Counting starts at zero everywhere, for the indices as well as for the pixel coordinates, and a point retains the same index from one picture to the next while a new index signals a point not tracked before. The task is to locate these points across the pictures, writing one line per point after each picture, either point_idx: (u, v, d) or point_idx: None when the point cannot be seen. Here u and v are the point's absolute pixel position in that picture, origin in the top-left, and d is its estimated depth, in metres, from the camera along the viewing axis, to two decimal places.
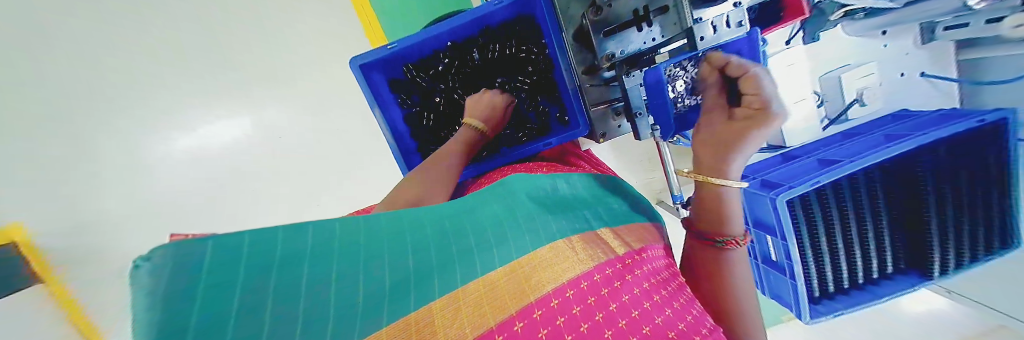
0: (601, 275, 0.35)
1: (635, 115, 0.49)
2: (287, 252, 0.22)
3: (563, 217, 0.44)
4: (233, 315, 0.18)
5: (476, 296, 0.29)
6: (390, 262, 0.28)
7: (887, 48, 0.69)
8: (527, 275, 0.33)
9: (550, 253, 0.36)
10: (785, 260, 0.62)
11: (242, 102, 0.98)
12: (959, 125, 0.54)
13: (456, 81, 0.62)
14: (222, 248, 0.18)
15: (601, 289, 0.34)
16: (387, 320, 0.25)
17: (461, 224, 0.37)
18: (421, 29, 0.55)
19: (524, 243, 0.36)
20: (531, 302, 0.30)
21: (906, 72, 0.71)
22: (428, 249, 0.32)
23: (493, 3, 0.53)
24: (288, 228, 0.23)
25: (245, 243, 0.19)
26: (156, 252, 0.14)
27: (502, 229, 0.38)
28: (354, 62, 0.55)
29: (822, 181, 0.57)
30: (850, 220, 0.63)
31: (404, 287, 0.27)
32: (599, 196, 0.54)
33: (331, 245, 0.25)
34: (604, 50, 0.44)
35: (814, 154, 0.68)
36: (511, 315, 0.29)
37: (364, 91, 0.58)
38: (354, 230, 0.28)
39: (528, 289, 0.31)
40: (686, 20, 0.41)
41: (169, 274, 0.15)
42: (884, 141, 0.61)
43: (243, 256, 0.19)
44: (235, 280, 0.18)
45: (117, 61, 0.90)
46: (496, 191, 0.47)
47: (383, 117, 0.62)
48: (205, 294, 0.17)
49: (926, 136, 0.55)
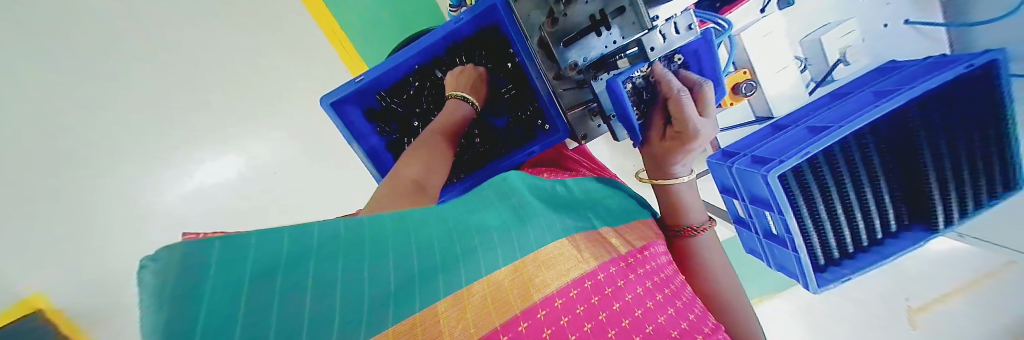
0: (605, 273, 0.34)
1: (609, 118, 0.49)
2: (293, 253, 0.22)
3: (568, 216, 0.44)
4: (241, 314, 0.19)
5: (485, 297, 0.28)
6: (396, 262, 0.28)
7: (865, 2, 0.67)
8: (530, 275, 0.31)
9: (554, 252, 0.35)
10: (785, 235, 0.62)
11: (225, 143, 0.97)
12: (949, 73, 0.53)
13: (430, 102, 0.61)
14: (231, 247, 0.19)
15: (604, 288, 0.33)
16: (393, 319, 0.24)
17: (466, 222, 0.36)
18: (387, 57, 0.55)
19: (528, 243, 0.34)
20: (536, 302, 0.29)
21: (889, 23, 0.69)
22: (432, 246, 0.31)
23: (453, 21, 0.52)
24: (292, 230, 0.23)
25: (252, 241, 0.20)
26: (164, 253, 0.17)
27: (506, 230, 0.36)
28: (324, 101, 0.54)
29: (813, 151, 0.55)
30: (848, 187, 0.61)
31: (409, 288, 0.27)
32: (594, 197, 0.52)
33: (337, 245, 0.25)
34: (567, 60, 0.42)
35: (803, 121, 0.67)
36: (516, 314, 0.27)
37: (338, 127, 0.58)
38: (360, 227, 0.28)
39: (531, 287, 0.30)
40: (644, 21, 0.37)
41: (174, 274, 0.17)
42: (873, 100, 0.60)
43: (250, 254, 0.20)
44: (242, 281, 0.19)
45: (104, 118, 0.88)
46: (499, 188, 0.45)
47: (363, 149, 0.61)
48: (210, 297, 0.18)
49: (914, 91, 0.53)
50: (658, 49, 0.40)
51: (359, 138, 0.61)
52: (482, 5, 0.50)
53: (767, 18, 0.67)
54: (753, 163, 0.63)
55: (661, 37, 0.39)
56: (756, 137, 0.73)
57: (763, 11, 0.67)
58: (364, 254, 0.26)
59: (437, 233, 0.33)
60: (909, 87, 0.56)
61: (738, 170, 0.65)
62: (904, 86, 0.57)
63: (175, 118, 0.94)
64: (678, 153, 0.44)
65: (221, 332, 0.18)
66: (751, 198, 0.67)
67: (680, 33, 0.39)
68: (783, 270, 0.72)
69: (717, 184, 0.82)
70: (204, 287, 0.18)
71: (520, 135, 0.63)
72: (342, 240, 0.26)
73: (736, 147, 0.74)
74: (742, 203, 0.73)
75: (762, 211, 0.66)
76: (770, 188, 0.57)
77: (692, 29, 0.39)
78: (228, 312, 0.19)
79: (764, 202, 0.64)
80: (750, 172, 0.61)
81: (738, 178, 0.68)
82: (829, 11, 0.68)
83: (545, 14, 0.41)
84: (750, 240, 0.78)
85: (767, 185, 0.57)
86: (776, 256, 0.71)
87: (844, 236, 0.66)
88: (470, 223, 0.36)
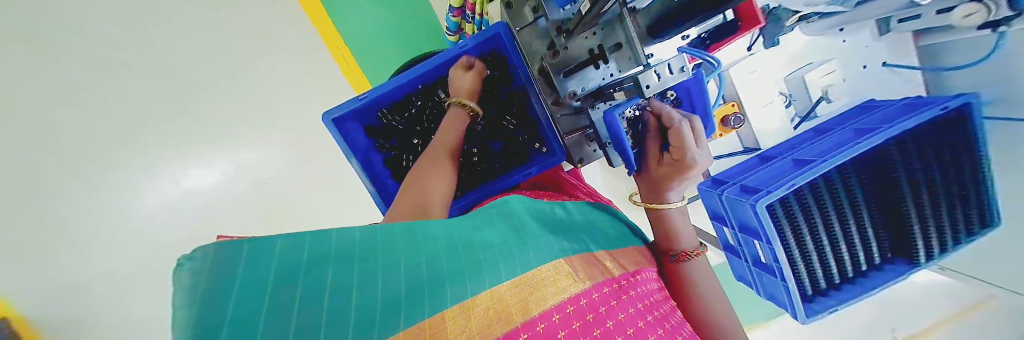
0: (599, 293, 0.34)
1: (604, 146, 0.50)
2: (312, 258, 0.24)
3: (564, 238, 0.45)
4: (263, 313, 0.20)
5: (489, 308, 0.28)
6: (406, 269, 0.29)
7: (846, 44, 0.70)
8: (530, 290, 0.32)
9: (552, 269, 0.35)
10: (774, 264, 0.63)
11: (215, 148, 0.94)
12: (924, 115, 0.56)
13: (431, 122, 0.62)
14: (257, 251, 0.22)
15: (598, 307, 0.33)
16: (405, 323, 0.24)
17: (470, 239, 0.37)
18: (391, 77, 0.56)
19: (528, 260, 0.35)
20: (536, 314, 0.29)
21: (867, 64, 0.73)
22: (440, 257, 0.31)
23: (458, 46, 0.54)
24: (311, 236, 0.25)
25: (276, 246, 0.23)
26: (198, 252, 0.19)
27: (508, 247, 0.37)
28: (326, 116, 0.55)
29: (798, 183, 0.57)
30: (832, 220, 0.63)
31: (419, 293, 0.27)
32: (592, 221, 0.54)
33: (352, 251, 0.27)
34: (566, 89, 0.43)
35: (788, 154, 0.70)
36: (519, 324, 0.28)
37: (338, 142, 0.58)
38: (372, 238, 0.29)
39: (529, 304, 0.30)
40: (639, 55, 0.38)
41: (204, 270, 0.18)
42: (853, 137, 0.63)
43: (274, 257, 0.22)
44: (265, 280, 0.21)
45: (84, 115, 0.83)
46: (498, 211, 0.46)
47: (361, 164, 0.61)
48: (239, 289, 0.19)
49: (892, 129, 0.57)
50: (652, 87, 0.40)
51: (357, 154, 0.61)
52: (487, 33, 0.52)
53: (752, 56, 0.70)
54: (742, 192, 0.65)
55: (655, 76, 0.39)
56: (745, 167, 0.75)
57: (749, 49, 0.69)
58: (377, 263, 0.28)
59: (444, 247, 0.34)
60: (888, 125, 0.59)
61: (727, 198, 0.67)
62: (883, 125, 0.61)
63: (173, 117, 0.93)
64: (673, 181, 0.46)
65: (243, 326, 0.19)
66: (741, 227, 0.68)
67: (674, 73, 0.39)
68: (773, 299, 0.73)
69: (707, 211, 0.84)
70: (234, 282, 0.19)
71: (517, 155, 0.64)
72: (356, 247, 0.28)
73: (723, 177, 0.76)
74: (731, 231, 0.75)
75: (752, 240, 0.67)
76: (758, 217, 0.59)
77: (686, 71, 0.39)
78: (251, 309, 0.20)
79: (753, 231, 0.65)
80: (738, 201, 0.63)
81: (728, 205, 0.69)
82: (814, 51, 0.72)
83: (547, 45, 0.43)
84: (738, 266, 0.79)
85: (755, 213, 0.59)
86: (766, 285, 0.72)
87: (830, 268, 0.67)
88: (475, 240, 0.37)
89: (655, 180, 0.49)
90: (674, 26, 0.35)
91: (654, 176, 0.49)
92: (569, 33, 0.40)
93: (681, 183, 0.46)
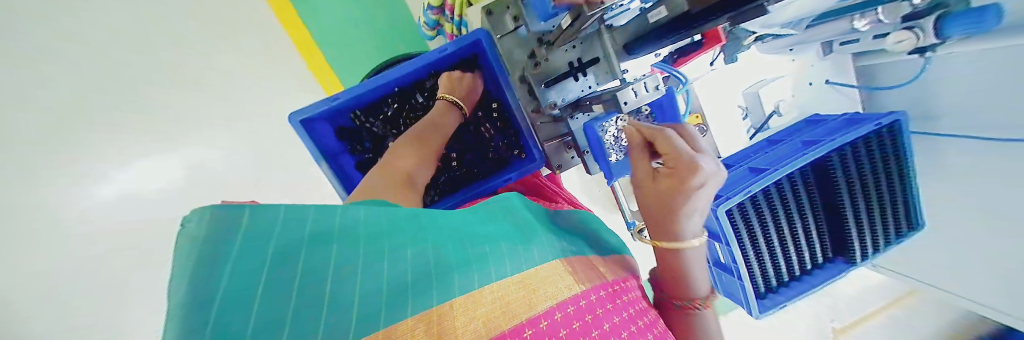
0: (596, 296, 0.32)
1: (583, 154, 0.51)
2: (315, 234, 0.24)
3: (561, 239, 0.45)
4: (264, 285, 0.20)
5: (495, 301, 0.26)
6: (412, 254, 0.28)
7: (795, 62, 0.77)
8: (534, 285, 0.30)
9: (550, 267, 0.34)
10: (732, 264, 0.68)
11: (158, 140, 0.80)
12: (862, 130, 0.63)
13: (407, 126, 0.61)
14: (261, 219, 0.22)
15: (596, 309, 0.30)
16: (412, 309, 0.23)
17: (474, 232, 0.36)
18: (364, 80, 0.53)
19: (531, 257, 0.34)
20: (539, 311, 0.27)
21: (813, 81, 0.80)
22: (445, 246, 0.31)
23: (436, 51, 0.53)
24: (317, 213, 0.25)
25: (279, 216, 0.23)
26: (198, 216, 0.19)
27: (511, 242, 0.36)
28: (293, 118, 0.51)
29: (754, 190, 0.62)
30: (781, 222, 0.69)
31: (426, 279, 0.26)
32: (579, 227, 0.53)
33: (356, 230, 0.27)
34: (547, 100, 0.45)
35: (745, 162, 0.75)
36: (523, 321, 0.25)
37: (308, 146, 0.55)
38: (377, 219, 0.29)
39: (534, 299, 0.28)
40: (616, 69, 0.39)
41: (206, 237, 0.19)
42: (802, 148, 0.69)
43: (275, 228, 0.22)
44: (265, 253, 0.21)
45: None
46: (497, 207, 0.46)
47: (332, 168, 0.59)
48: (238, 259, 0.20)
49: (833, 142, 0.63)
50: (630, 102, 0.40)
51: (328, 156, 0.59)
52: (467, 38, 0.52)
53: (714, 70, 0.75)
54: None
55: (632, 94, 0.40)
56: None
57: (711, 64, 0.75)
58: (382, 245, 0.27)
59: (449, 236, 0.33)
60: (831, 139, 0.65)
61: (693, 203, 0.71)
62: (826, 138, 0.67)
63: None
64: (677, 195, 0.33)
65: (240, 301, 0.19)
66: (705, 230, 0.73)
67: (649, 91, 0.40)
68: (730, 296, 0.78)
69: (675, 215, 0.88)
70: (233, 253, 0.20)
71: (495, 159, 0.64)
72: (360, 228, 0.27)
73: None
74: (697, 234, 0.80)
75: (714, 243, 0.72)
76: (718, 221, 0.63)
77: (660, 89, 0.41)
78: (250, 282, 0.20)
79: (714, 234, 0.70)
80: None
81: None
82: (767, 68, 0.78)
83: (527, 56, 0.45)
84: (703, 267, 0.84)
85: (716, 218, 0.63)
86: (725, 283, 0.77)
87: (781, 266, 0.73)
88: (479, 234, 0.36)
89: (655, 202, 0.36)
90: (666, 38, 0.34)
91: (655, 198, 0.36)
92: (550, 45, 0.41)
93: (687, 200, 0.33)
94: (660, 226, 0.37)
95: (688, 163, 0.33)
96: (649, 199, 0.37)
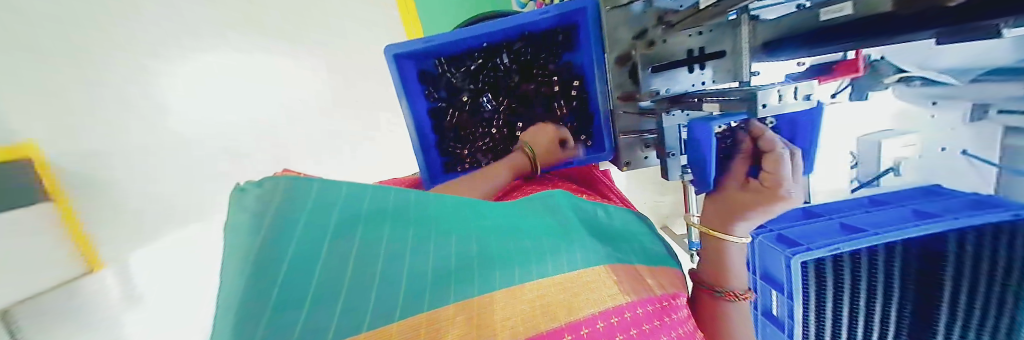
0: (644, 309, 0.29)
1: (667, 155, 0.43)
2: (371, 212, 0.26)
3: (606, 244, 0.41)
4: (320, 252, 0.22)
5: (538, 297, 0.24)
6: (457, 243, 0.27)
7: (933, 120, 0.62)
8: (578, 289, 0.27)
9: (600, 273, 0.31)
10: (786, 319, 0.61)
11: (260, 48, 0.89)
12: (993, 217, 0.52)
13: (485, 82, 0.61)
14: (325, 191, 0.25)
15: (642, 325, 0.28)
16: (453, 297, 0.22)
17: (519, 225, 0.34)
18: (457, 28, 0.53)
19: (578, 259, 0.31)
20: (583, 317, 0.24)
21: (947, 147, 0.66)
22: (490, 238, 0.29)
23: (536, 13, 0.51)
24: (375, 192, 0.27)
25: (341, 192, 0.25)
26: (263, 185, 0.24)
27: (556, 241, 0.33)
28: (389, 49, 0.53)
29: (844, 249, 0.55)
30: (863, 292, 0.59)
31: (469, 270, 0.25)
32: (631, 230, 0.48)
33: (408, 213, 0.28)
34: (647, 86, 0.40)
35: (837, 216, 0.66)
36: (566, 323, 0.23)
37: (394, 80, 0.57)
38: (427, 203, 0.29)
39: (575, 303, 0.25)
40: (744, 73, 0.34)
41: (273, 201, 0.23)
42: (913, 218, 0.59)
43: (337, 201, 0.24)
44: (328, 223, 0.23)
45: None
46: (544, 201, 0.44)
47: (408, 108, 0.60)
48: (304, 226, 0.22)
49: (959, 223, 0.53)
50: (769, 108, 0.30)
51: (409, 95, 0.60)
52: (570, 5, 0.49)
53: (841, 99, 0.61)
54: (778, 241, 0.63)
55: (778, 96, 0.29)
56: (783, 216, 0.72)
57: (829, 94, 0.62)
58: (431, 229, 0.27)
59: (493, 226, 0.31)
60: (953, 217, 0.55)
61: (761, 242, 0.64)
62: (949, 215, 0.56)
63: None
64: (754, 210, 0.37)
65: (302, 260, 0.21)
66: (764, 275, 0.66)
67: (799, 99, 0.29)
68: None
69: None
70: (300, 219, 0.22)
71: None
72: (412, 210, 0.28)
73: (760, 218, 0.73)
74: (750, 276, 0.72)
75: (770, 290, 0.65)
76: (789, 271, 0.57)
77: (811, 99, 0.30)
78: (312, 248, 0.22)
79: (775, 281, 0.63)
80: (773, 249, 0.61)
81: (758, 251, 0.67)
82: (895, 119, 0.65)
83: (634, 33, 0.43)
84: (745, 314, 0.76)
85: (787, 267, 0.57)
86: (767, 338, 0.70)
87: None
88: (524, 229, 0.34)
89: (730, 205, 0.39)
90: (851, 37, 0.25)
91: (729, 201, 0.39)
92: (671, 27, 0.38)
93: (759, 215, 0.37)
94: (720, 222, 0.39)
95: (778, 188, 0.36)
96: (725, 199, 0.40)
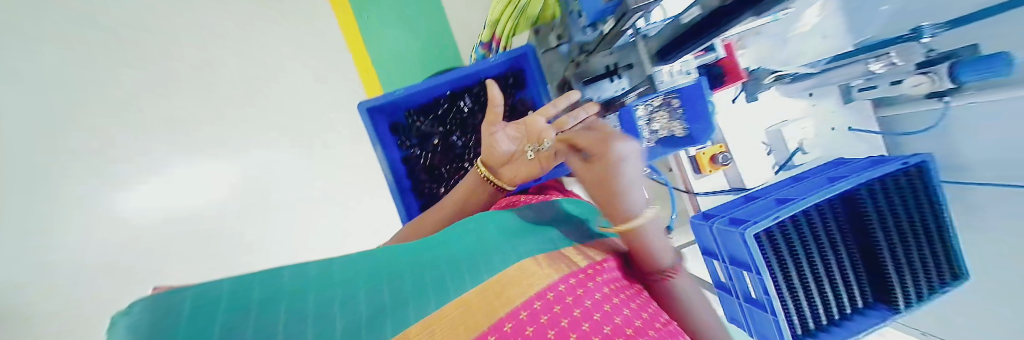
0: (566, 285, 0.32)
1: None
2: (263, 295, 0.25)
3: (526, 240, 0.42)
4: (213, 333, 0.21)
5: (453, 315, 0.28)
6: (368, 296, 0.29)
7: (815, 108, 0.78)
8: (501, 290, 0.31)
9: (517, 272, 0.33)
10: (764, 296, 0.61)
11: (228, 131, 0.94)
12: (888, 168, 0.62)
13: (453, 124, 0.67)
14: (199, 294, 0.23)
15: (566, 298, 0.30)
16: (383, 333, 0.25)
17: (433, 258, 0.37)
18: (424, 79, 0.62)
19: (492, 267, 0.34)
20: (513, 308, 0.28)
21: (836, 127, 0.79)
22: (404, 281, 0.32)
23: (487, 60, 0.61)
24: (262, 276, 0.27)
25: (221, 287, 0.24)
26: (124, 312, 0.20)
27: (472, 258, 0.36)
28: (361, 105, 0.60)
29: (782, 215, 0.60)
30: (815, 256, 0.63)
31: (383, 314, 0.27)
32: (564, 219, 0.52)
33: (306, 286, 0.28)
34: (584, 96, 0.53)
35: (769, 194, 0.74)
36: (497, 320, 0.27)
37: (368, 132, 0.64)
38: (330, 274, 0.31)
39: (500, 304, 0.29)
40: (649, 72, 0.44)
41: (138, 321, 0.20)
42: (827, 182, 0.67)
43: (220, 292, 0.24)
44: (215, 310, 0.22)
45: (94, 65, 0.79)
46: (469, 223, 0.45)
47: (383, 155, 0.65)
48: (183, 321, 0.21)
49: (859, 177, 0.61)
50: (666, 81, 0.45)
51: (382, 144, 0.66)
52: (514, 52, 0.60)
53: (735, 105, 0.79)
54: (732, 223, 0.68)
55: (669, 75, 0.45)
56: (728, 206, 0.78)
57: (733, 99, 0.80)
58: (336, 291, 0.29)
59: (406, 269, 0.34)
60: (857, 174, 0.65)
61: (719, 228, 0.69)
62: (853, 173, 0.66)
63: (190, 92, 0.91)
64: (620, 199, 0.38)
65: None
66: (731, 258, 0.70)
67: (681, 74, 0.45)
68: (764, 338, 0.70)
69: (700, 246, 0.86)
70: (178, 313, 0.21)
71: None
72: (309, 283, 0.29)
73: (709, 211, 0.79)
74: (722, 265, 0.76)
75: (742, 272, 0.67)
76: (748, 247, 0.59)
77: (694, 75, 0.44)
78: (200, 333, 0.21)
79: (743, 263, 0.66)
80: (728, 231, 0.65)
81: (718, 238, 0.71)
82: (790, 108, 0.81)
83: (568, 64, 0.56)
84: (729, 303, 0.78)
85: (745, 243, 0.60)
86: (756, 322, 0.71)
87: (818, 306, 0.65)
88: (438, 259, 0.36)
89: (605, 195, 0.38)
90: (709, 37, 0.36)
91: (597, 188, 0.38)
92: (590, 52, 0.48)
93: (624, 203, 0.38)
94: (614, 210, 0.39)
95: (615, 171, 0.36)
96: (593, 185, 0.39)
